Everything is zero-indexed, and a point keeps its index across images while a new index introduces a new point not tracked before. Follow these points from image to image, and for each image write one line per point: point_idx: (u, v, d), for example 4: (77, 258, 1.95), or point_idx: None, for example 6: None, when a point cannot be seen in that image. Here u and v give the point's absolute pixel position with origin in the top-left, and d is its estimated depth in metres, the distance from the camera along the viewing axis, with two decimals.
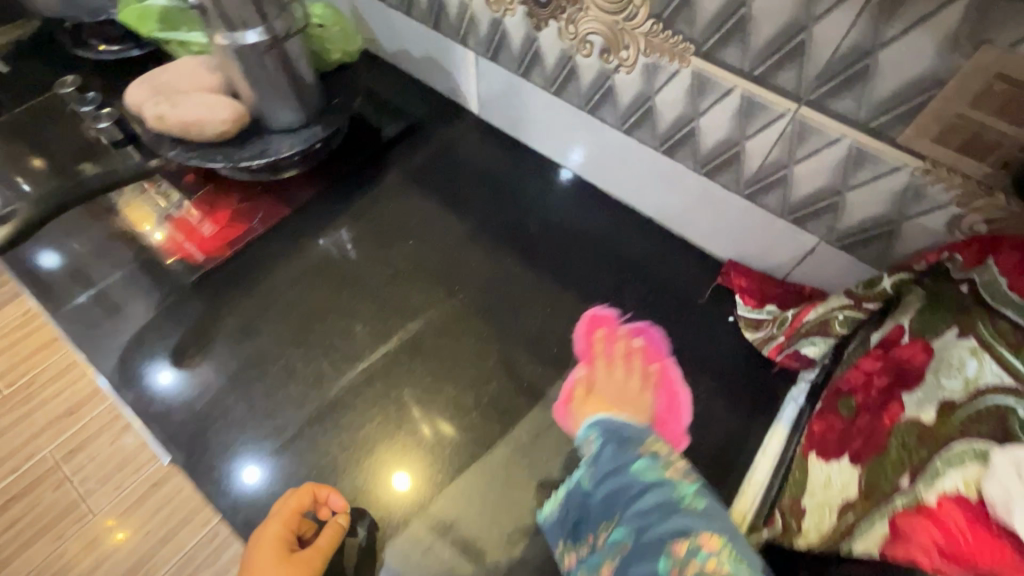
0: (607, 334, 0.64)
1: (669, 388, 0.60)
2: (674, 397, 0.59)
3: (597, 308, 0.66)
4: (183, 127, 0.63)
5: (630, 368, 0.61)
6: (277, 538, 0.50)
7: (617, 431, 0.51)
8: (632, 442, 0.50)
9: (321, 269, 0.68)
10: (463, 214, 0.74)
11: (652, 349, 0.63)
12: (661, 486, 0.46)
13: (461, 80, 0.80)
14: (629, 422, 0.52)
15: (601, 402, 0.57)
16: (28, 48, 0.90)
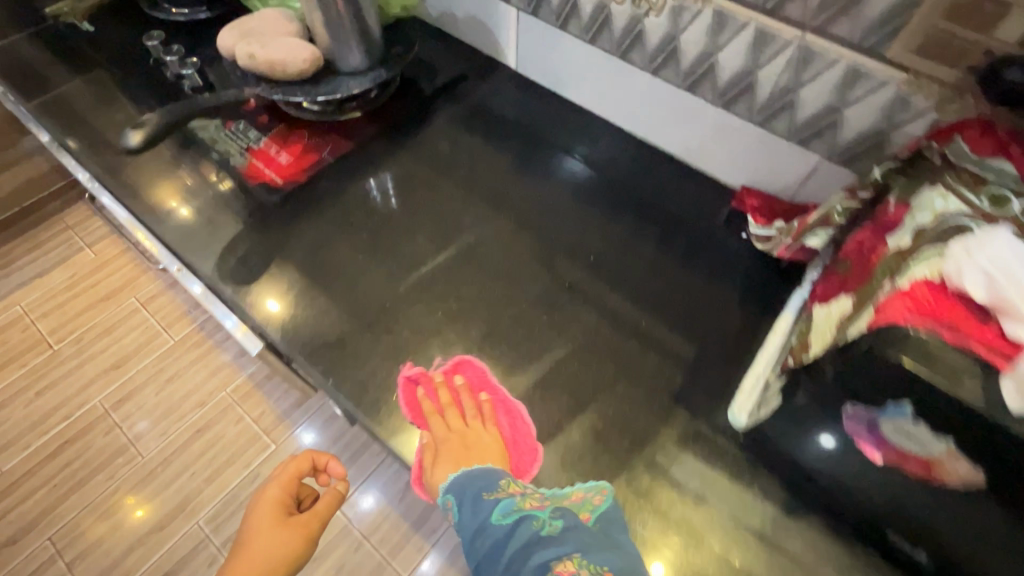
0: (427, 390, 0.62)
1: (505, 407, 0.61)
2: (513, 416, 0.60)
3: (412, 368, 0.63)
4: (270, 65, 0.73)
5: (462, 412, 0.61)
6: (280, 500, 0.70)
7: (472, 488, 0.53)
8: (485, 495, 0.52)
9: (385, 193, 0.78)
10: (505, 151, 0.84)
11: (473, 380, 0.63)
12: (520, 527, 0.48)
13: (501, 36, 0.90)
14: (483, 470, 0.55)
15: (454, 459, 0.57)
16: (109, 10, 1.00)
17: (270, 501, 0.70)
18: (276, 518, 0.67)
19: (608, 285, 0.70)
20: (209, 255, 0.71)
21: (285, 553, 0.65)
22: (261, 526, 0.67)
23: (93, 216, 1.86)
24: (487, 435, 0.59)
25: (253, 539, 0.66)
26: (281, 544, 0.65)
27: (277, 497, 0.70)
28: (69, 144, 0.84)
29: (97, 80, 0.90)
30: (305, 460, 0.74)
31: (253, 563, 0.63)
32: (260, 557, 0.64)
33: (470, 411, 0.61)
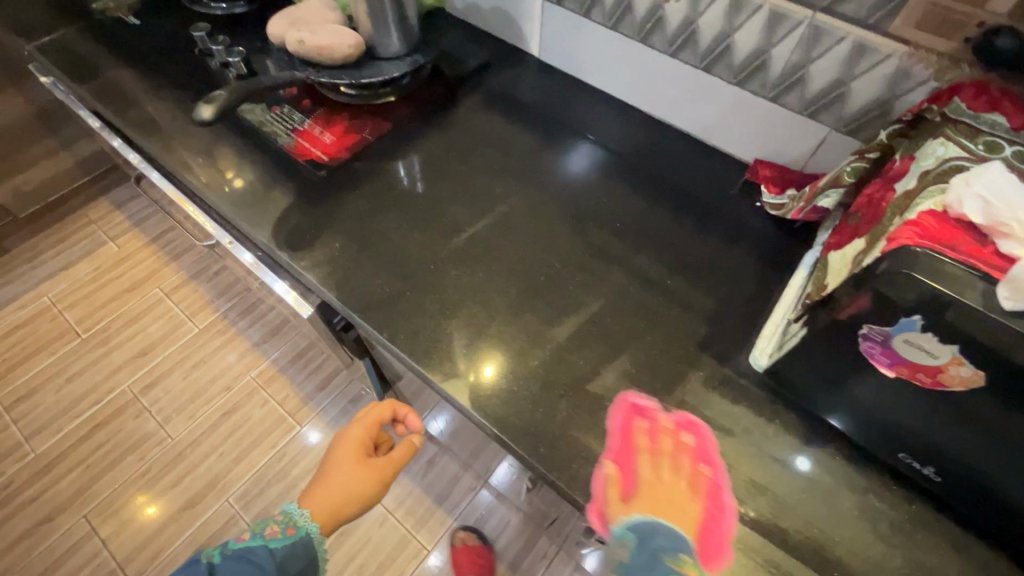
0: (653, 427, 0.61)
1: (714, 492, 0.57)
2: (718, 502, 0.57)
3: (639, 398, 0.63)
4: (318, 50, 0.79)
5: (676, 468, 0.58)
6: (361, 442, 0.76)
7: (654, 547, 0.55)
8: (663, 560, 0.54)
9: (423, 169, 0.83)
10: (532, 131, 0.90)
11: (701, 449, 0.60)
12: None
13: (525, 25, 0.96)
14: (666, 537, 0.55)
15: (644, 508, 0.56)
16: (152, 5, 1.05)
17: (353, 438, 0.76)
18: (357, 455, 0.74)
19: (635, 249, 0.76)
20: (265, 223, 0.77)
21: (362, 488, 0.72)
22: (343, 463, 0.73)
23: (116, 211, 1.91)
24: (691, 507, 0.56)
25: (337, 471, 0.73)
26: (361, 481, 0.72)
27: (359, 436, 0.76)
28: (126, 127, 0.89)
29: (147, 69, 0.96)
30: (387, 409, 0.80)
31: (334, 491, 0.71)
32: (341, 488, 0.71)
33: (686, 476, 0.58)
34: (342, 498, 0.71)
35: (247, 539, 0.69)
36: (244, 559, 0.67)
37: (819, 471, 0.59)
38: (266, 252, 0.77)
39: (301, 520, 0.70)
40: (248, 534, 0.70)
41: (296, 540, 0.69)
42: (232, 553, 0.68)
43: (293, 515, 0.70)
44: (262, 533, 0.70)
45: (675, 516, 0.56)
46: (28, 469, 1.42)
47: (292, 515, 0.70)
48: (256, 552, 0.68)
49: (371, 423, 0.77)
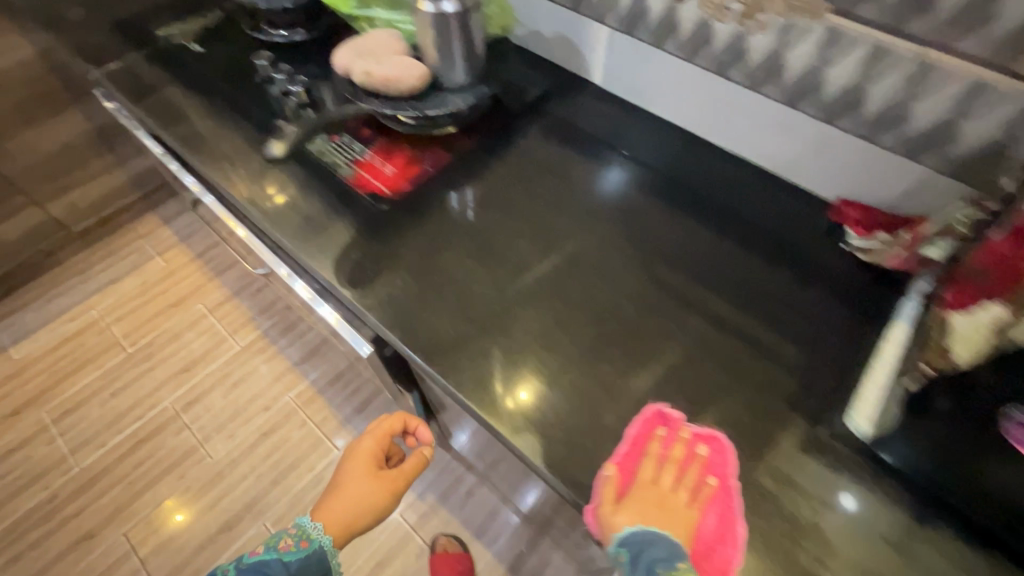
0: (668, 436, 0.60)
1: (723, 509, 0.56)
2: (726, 524, 0.55)
3: (664, 407, 0.62)
4: (385, 81, 0.77)
5: (680, 477, 0.58)
6: (372, 453, 0.79)
7: (649, 558, 0.53)
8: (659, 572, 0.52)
9: (487, 202, 0.80)
10: (597, 164, 0.86)
11: (715, 461, 0.58)
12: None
13: (589, 54, 0.93)
14: (656, 544, 0.54)
15: (635, 513, 0.56)
16: (215, 32, 1.06)
17: (363, 452, 0.79)
18: (368, 467, 0.77)
19: (714, 294, 0.71)
20: (327, 256, 0.75)
21: (373, 500, 0.75)
22: (355, 475, 0.77)
23: (164, 226, 1.95)
24: (688, 514, 0.56)
25: (349, 484, 0.76)
26: (372, 493, 0.75)
27: (370, 449, 0.80)
28: (188, 154, 0.90)
29: (208, 97, 0.96)
30: (397, 421, 0.83)
31: (346, 503, 0.74)
32: (353, 500, 0.75)
33: (688, 482, 0.57)
34: (354, 509, 0.74)
35: (261, 553, 0.72)
36: (259, 571, 0.69)
37: (931, 554, 0.53)
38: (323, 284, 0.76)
39: (315, 533, 0.73)
40: (261, 546, 0.73)
41: (309, 553, 0.72)
42: (246, 565, 0.70)
43: (304, 529, 0.73)
44: (276, 546, 0.73)
45: (668, 521, 0.55)
46: (72, 484, 1.44)
47: (305, 528, 0.73)
48: (270, 565, 0.70)
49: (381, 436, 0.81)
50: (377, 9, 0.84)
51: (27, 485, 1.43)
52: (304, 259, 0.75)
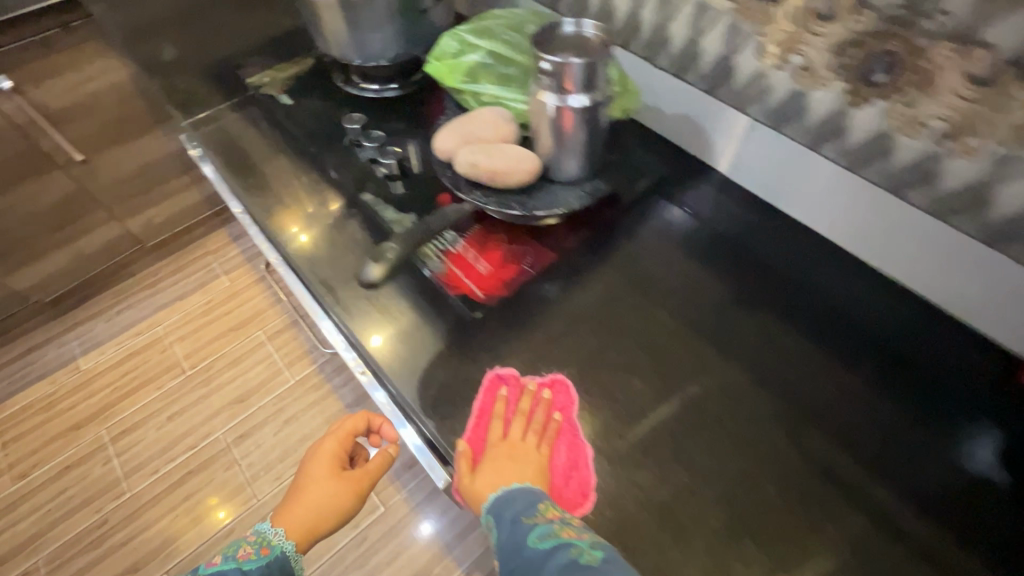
0: (511, 394, 0.64)
1: (570, 440, 0.60)
2: (576, 451, 0.59)
3: (501, 370, 0.65)
4: (492, 174, 0.67)
5: (530, 425, 0.61)
6: (335, 453, 0.68)
7: (512, 512, 0.52)
8: (523, 519, 0.51)
9: (594, 317, 0.69)
10: (722, 278, 0.74)
11: (557, 401, 0.63)
12: (558, 551, 0.47)
13: (719, 141, 0.81)
14: (518, 492, 0.54)
15: (492, 472, 0.56)
16: (307, 84, 1.01)
17: (325, 453, 0.68)
18: (332, 467, 0.66)
19: (870, 475, 0.59)
20: (399, 357, 0.68)
21: (337, 504, 0.64)
22: (316, 476, 0.66)
23: (232, 244, 1.95)
24: (540, 455, 0.58)
25: (309, 488, 0.65)
26: (336, 495, 0.65)
27: (332, 449, 0.68)
28: (265, 221, 0.86)
29: (300, 165, 0.92)
30: (362, 418, 0.71)
31: (308, 509, 0.63)
32: (314, 505, 0.63)
33: (537, 427, 0.61)
34: (317, 514, 0.63)
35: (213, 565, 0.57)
36: None
37: None
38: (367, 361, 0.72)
39: (275, 541, 0.60)
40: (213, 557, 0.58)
41: (271, 562, 0.58)
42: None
43: (265, 537, 0.60)
44: (233, 558, 0.58)
45: (525, 467, 0.57)
46: (123, 510, 1.43)
47: (265, 535, 0.61)
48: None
49: (346, 433, 0.70)
50: (487, 86, 0.75)
51: (80, 506, 1.44)
52: (348, 327, 0.71)
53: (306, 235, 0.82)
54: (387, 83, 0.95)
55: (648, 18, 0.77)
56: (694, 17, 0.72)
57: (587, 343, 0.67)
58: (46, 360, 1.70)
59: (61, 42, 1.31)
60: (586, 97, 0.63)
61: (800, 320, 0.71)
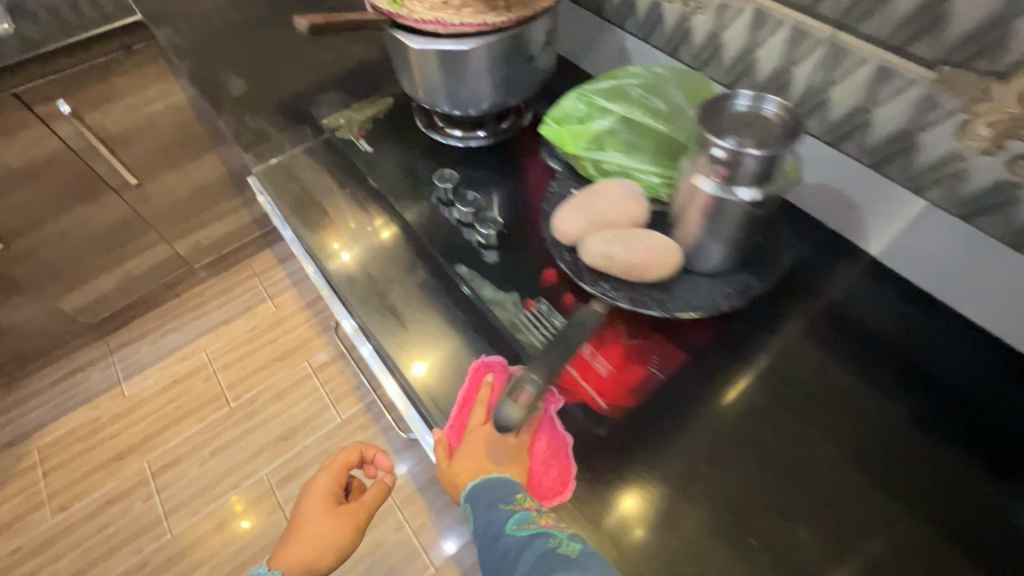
0: (496, 379, 0.62)
1: (551, 429, 0.59)
2: (556, 440, 0.58)
3: (489, 357, 0.65)
4: (628, 270, 0.57)
5: None
6: (328, 488, 0.71)
7: (488, 499, 0.52)
8: (499, 506, 0.51)
9: (741, 440, 0.58)
10: (886, 391, 0.62)
11: (542, 388, 0.61)
12: (536, 541, 0.48)
13: (874, 221, 0.68)
14: (492, 481, 0.53)
15: (468, 460, 0.55)
16: (387, 127, 0.92)
17: (320, 491, 0.70)
18: (325, 502, 0.69)
19: None
20: (449, 393, 0.64)
21: (334, 539, 0.65)
22: (311, 513, 0.68)
23: (278, 266, 1.88)
24: (519, 442, 0.56)
25: (304, 525, 0.67)
26: (331, 530, 0.66)
27: (327, 486, 0.71)
28: (333, 275, 0.77)
29: (378, 218, 0.82)
30: (354, 451, 0.74)
31: (303, 547, 0.65)
32: (310, 542, 0.65)
33: None
34: (313, 551, 0.64)
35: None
36: None
37: None
38: (408, 394, 0.69)
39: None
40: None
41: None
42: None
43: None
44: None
45: (503, 455, 0.55)
46: (163, 553, 1.37)
47: None
48: None
49: (338, 470, 0.73)
50: (611, 154, 0.65)
51: (121, 546, 1.38)
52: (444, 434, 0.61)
53: (348, 252, 0.78)
54: (473, 132, 0.87)
55: (805, 76, 0.65)
56: (871, 81, 0.60)
57: (735, 474, 0.56)
58: (90, 383, 1.65)
59: (123, 63, 1.25)
60: (759, 189, 0.52)
61: (994, 452, 0.58)
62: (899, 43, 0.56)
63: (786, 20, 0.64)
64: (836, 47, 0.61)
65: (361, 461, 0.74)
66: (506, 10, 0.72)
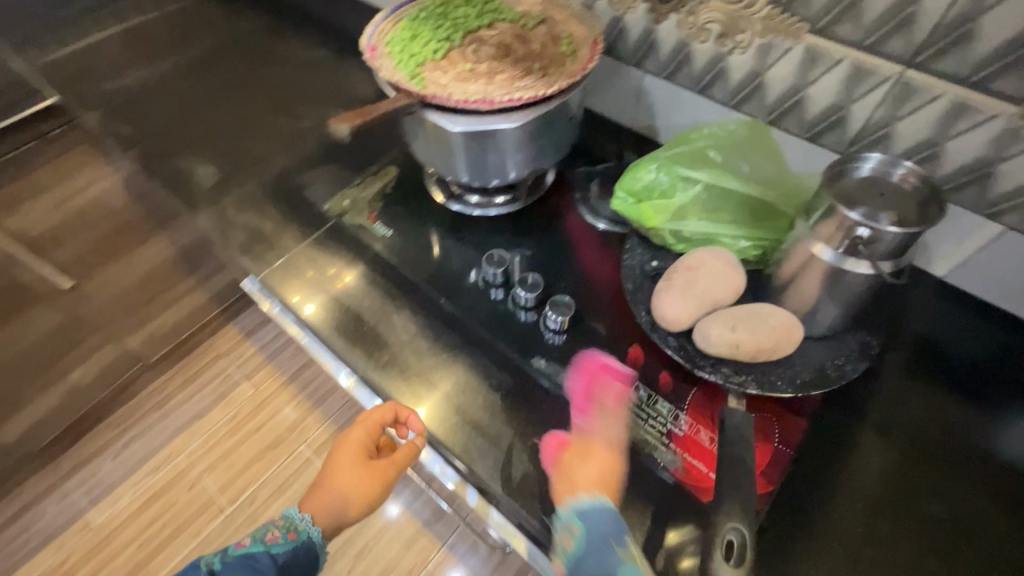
0: (607, 383, 0.62)
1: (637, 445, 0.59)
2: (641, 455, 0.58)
3: (610, 360, 0.64)
4: (755, 352, 0.52)
5: (620, 427, 0.58)
6: (360, 444, 0.60)
7: (600, 532, 0.50)
8: (611, 548, 0.49)
9: (887, 509, 0.56)
10: (1000, 421, 0.61)
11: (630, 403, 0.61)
12: None
13: (941, 245, 0.67)
14: (608, 512, 0.51)
15: (583, 479, 0.54)
16: (400, 203, 0.82)
17: (354, 443, 0.60)
18: (358, 456, 0.59)
19: None
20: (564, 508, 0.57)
21: (364, 498, 0.58)
22: (340, 466, 0.59)
23: (245, 339, 1.59)
24: (617, 463, 0.56)
25: (333, 474, 0.59)
26: (360, 489, 0.58)
27: (361, 439, 0.61)
28: (342, 350, 0.71)
29: (421, 313, 0.73)
30: (388, 410, 0.62)
31: (333, 499, 0.58)
32: (338, 497, 0.58)
33: (621, 426, 0.59)
34: (341, 505, 0.58)
35: (243, 548, 0.56)
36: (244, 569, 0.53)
37: None
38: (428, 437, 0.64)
39: (302, 525, 0.58)
40: (246, 540, 0.57)
41: (298, 547, 0.56)
42: (231, 560, 0.54)
43: (292, 520, 0.58)
44: (259, 540, 0.56)
45: (611, 477, 0.55)
46: None
47: (293, 520, 0.58)
48: (257, 560, 0.54)
49: (374, 422, 0.61)
50: (694, 221, 0.59)
51: None
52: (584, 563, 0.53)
53: (311, 304, 0.75)
54: (493, 199, 0.80)
55: (865, 112, 0.64)
56: (942, 117, 0.59)
57: (898, 550, 0.53)
58: (40, 524, 1.33)
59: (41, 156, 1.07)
60: (896, 261, 0.49)
61: None
62: (977, 80, 0.55)
63: (845, 58, 0.61)
64: (905, 85, 0.59)
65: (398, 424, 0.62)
66: (544, 73, 0.64)
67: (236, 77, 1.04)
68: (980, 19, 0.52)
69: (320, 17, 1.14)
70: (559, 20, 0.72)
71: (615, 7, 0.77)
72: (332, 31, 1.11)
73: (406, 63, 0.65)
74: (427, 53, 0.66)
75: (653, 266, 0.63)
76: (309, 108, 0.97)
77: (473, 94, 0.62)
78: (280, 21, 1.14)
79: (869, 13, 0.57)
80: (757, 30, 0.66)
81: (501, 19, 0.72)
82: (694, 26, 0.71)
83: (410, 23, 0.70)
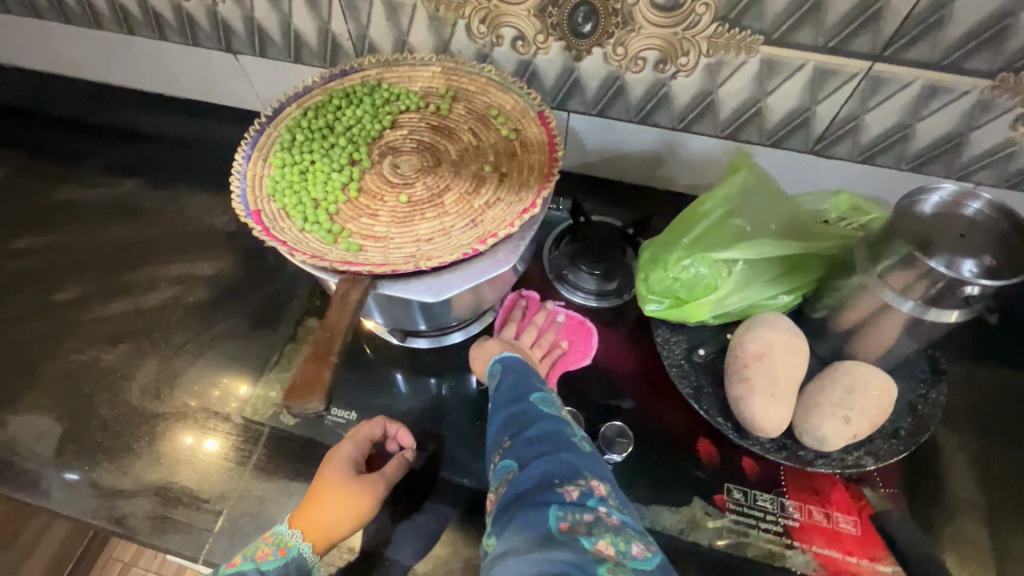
0: (529, 308, 0.64)
1: (841, 537, 0.52)
2: (844, 541, 0.51)
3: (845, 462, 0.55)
4: (869, 428, 0.46)
5: (542, 338, 0.61)
6: (347, 455, 0.54)
7: (522, 368, 0.54)
8: (533, 379, 0.53)
9: (995, 507, 0.54)
10: None
11: (809, 494, 0.54)
12: (555, 417, 0.49)
13: None
14: (532, 365, 0.56)
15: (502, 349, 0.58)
16: (345, 367, 0.63)
17: (340, 457, 0.54)
18: (345, 469, 0.53)
19: None
20: None
21: (355, 512, 0.51)
22: (328, 481, 0.52)
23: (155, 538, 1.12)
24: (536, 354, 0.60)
25: (318, 488, 0.52)
26: (353, 501, 0.51)
27: (348, 454, 0.54)
28: None
29: (444, 506, 0.55)
30: (374, 425, 0.57)
31: (322, 513, 0.50)
32: (327, 509, 0.51)
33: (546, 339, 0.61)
34: (329, 517, 0.50)
35: (232, 569, 0.49)
36: None
37: None
38: None
39: (292, 539, 0.50)
40: (237, 558, 0.50)
41: (289, 563, 0.49)
42: None
43: (283, 534, 0.50)
44: (245, 558, 0.49)
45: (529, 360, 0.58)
46: None
47: (282, 534, 0.50)
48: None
49: (363, 436, 0.56)
50: (740, 298, 0.52)
51: None
52: None
53: (211, 439, 0.58)
54: (452, 327, 0.63)
55: (832, 111, 0.59)
56: (914, 102, 0.56)
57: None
58: None
59: None
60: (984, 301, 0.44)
61: None
62: (949, 62, 0.52)
63: (808, 63, 0.55)
64: (874, 78, 0.55)
65: (387, 436, 0.56)
66: (500, 175, 0.49)
67: (17, 259, 0.72)
68: (952, 4, 0.48)
69: (102, 134, 0.83)
70: (472, 90, 0.55)
71: (519, 51, 0.63)
72: (129, 148, 0.81)
73: (315, 219, 0.46)
74: (335, 194, 0.48)
75: (701, 355, 0.54)
76: (154, 273, 0.70)
77: (433, 239, 0.45)
78: (46, 158, 0.81)
79: (831, 16, 0.51)
80: (703, 50, 0.57)
81: (402, 110, 0.54)
82: (624, 57, 0.60)
83: (287, 153, 0.50)
